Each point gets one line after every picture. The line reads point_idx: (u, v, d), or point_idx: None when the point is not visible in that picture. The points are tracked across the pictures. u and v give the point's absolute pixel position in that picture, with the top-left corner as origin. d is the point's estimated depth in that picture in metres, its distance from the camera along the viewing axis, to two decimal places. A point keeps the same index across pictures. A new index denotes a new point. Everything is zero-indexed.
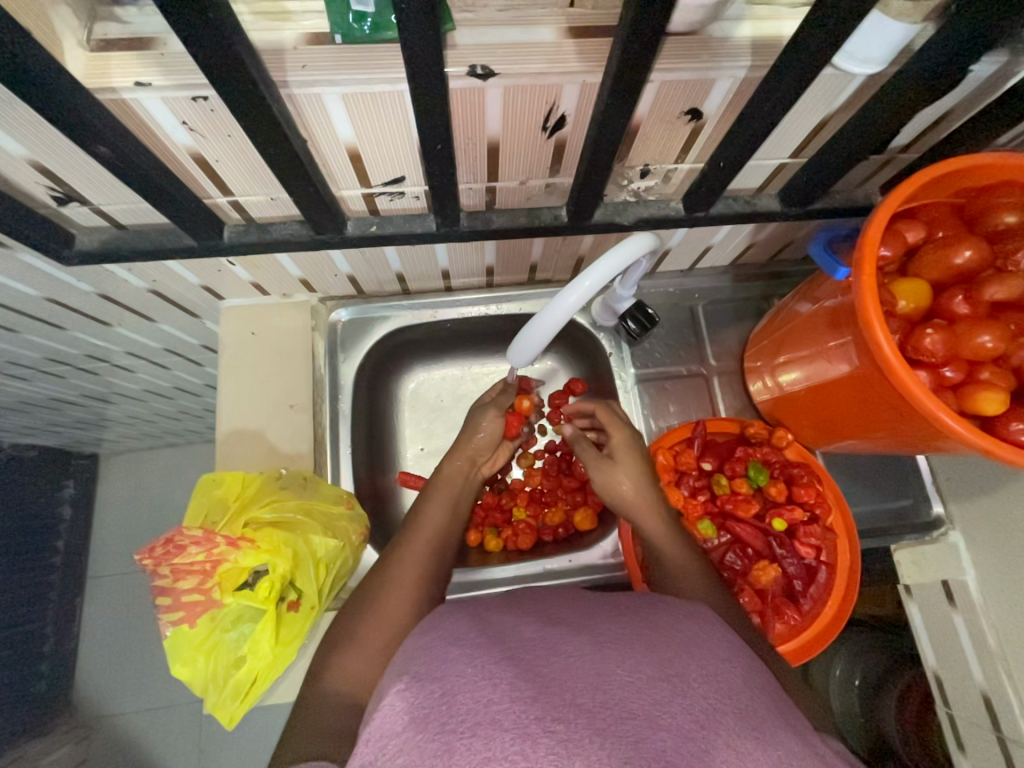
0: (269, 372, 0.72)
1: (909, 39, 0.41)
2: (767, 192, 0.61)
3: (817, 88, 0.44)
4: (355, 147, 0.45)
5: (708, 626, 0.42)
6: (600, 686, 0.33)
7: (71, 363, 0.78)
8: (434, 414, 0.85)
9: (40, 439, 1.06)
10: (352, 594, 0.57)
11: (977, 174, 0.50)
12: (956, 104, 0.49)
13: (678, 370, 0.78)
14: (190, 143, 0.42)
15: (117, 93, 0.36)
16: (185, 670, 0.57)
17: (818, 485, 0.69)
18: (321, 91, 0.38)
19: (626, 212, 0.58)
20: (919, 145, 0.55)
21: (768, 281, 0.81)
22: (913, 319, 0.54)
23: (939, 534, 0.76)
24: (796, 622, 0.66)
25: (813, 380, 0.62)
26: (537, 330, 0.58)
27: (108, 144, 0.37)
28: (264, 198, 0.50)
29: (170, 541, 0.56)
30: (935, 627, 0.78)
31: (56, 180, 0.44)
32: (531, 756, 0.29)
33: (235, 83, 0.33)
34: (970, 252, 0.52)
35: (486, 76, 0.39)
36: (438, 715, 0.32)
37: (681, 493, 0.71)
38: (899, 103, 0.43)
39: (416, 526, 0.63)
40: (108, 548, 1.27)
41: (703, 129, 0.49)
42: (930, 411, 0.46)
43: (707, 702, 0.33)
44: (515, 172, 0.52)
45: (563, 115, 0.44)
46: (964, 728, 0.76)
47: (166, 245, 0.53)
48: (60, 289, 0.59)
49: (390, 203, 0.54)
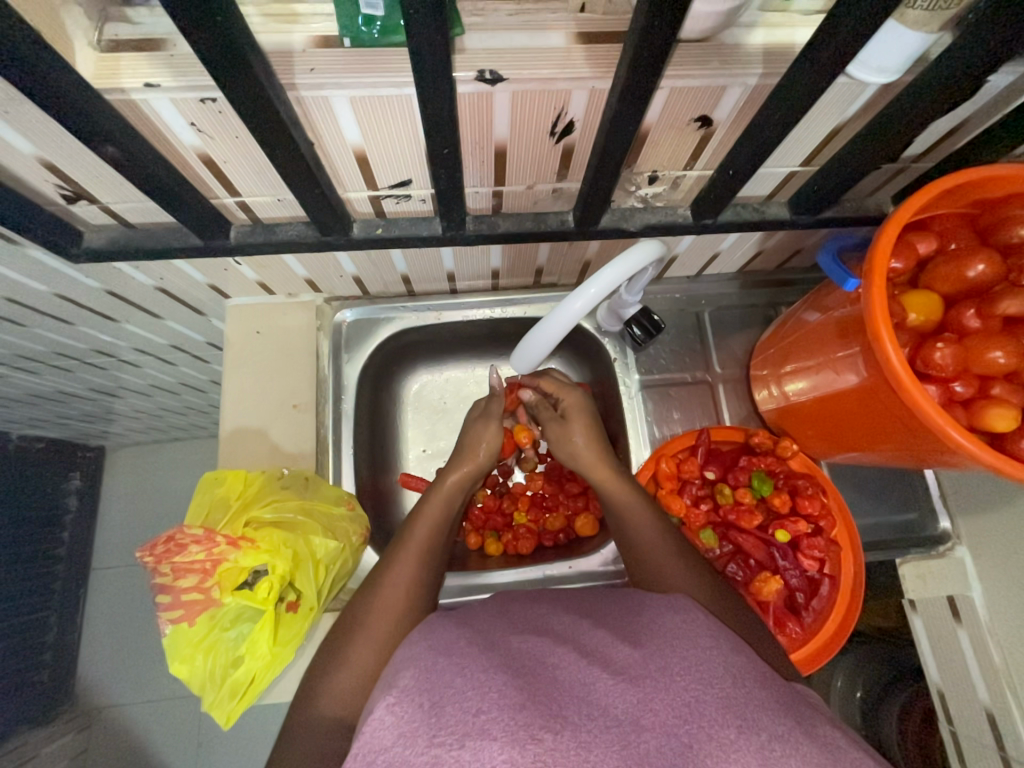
0: (273, 370, 0.72)
1: (925, 49, 0.40)
2: (776, 200, 0.60)
3: (831, 95, 0.44)
4: (362, 150, 0.45)
5: (707, 633, 0.42)
6: (587, 697, 0.36)
7: (78, 357, 0.78)
8: (437, 416, 0.85)
9: (47, 431, 1.06)
10: (347, 610, 0.56)
11: (991, 186, 0.49)
12: (971, 115, 0.48)
13: (682, 376, 0.78)
14: (197, 144, 0.42)
15: (125, 94, 0.36)
16: (183, 668, 0.57)
17: (823, 497, 0.68)
18: (329, 94, 0.38)
19: (633, 217, 0.58)
20: (932, 155, 0.54)
21: (775, 289, 0.80)
22: (922, 332, 0.54)
23: (945, 549, 0.75)
24: (798, 634, 0.66)
25: (820, 390, 0.62)
26: (543, 335, 0.57)
27: (116, 145, 0.37)
28: (270, 199, 0.50)
29: (171, 539, 0.56)
30: (938, 641, 0.78)
31: (66, 178, 0.44)
32: (519, 761, 0.31)
33: (243, 87, 0.33)
34: (984, 265, 0.51)
35: (494, 81, 0.38)
36: (426, 729, 0.33)
37: (683, 502, 0.71)
38: (911, 113, 0.42)
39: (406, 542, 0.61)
40: (112, 540, 1.27)
41: (713, 136, 0.48)
42: (940, 427, 0.46)
43: (688, 695, 0.35)
44: (523, 177, 0.51)
45: (572, 121, 0.44)
46: (966, 743, 0.76)
47: (173, 244, 0.53)
48: (68, 285, 0.60)
49: (397, 206, 0.54)
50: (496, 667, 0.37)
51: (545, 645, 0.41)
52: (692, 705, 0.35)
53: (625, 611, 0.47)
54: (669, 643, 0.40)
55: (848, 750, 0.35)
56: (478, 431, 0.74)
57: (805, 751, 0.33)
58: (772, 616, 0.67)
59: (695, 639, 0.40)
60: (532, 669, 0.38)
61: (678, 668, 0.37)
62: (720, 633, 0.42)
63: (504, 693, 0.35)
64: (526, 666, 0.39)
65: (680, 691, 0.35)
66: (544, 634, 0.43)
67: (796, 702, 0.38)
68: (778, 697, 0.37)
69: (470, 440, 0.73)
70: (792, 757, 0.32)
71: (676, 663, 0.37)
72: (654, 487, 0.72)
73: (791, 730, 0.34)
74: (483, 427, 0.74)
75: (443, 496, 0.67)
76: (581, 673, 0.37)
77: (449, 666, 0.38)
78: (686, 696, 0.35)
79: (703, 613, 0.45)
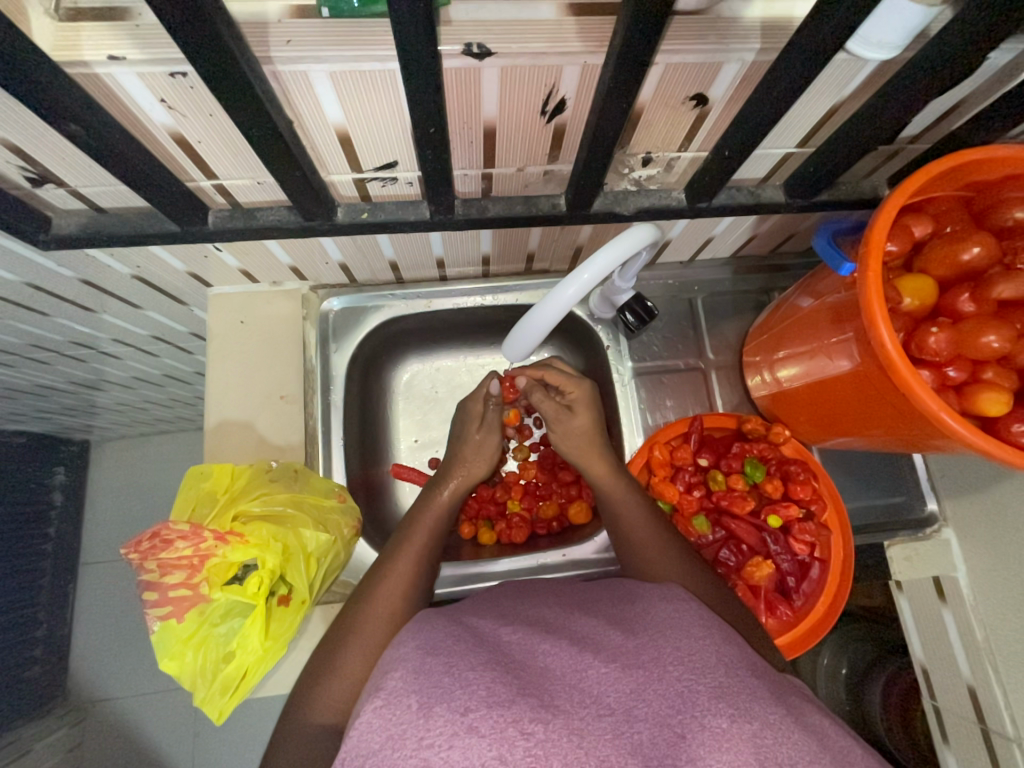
0: (259, 361, 0.70)
1: (927, 23, 0.39)
2: (771, 183, 0.59)
3: (829, 72, 0.42)
4: (345, 130, 0.43)
5: (702, 620, 0.41)
6: (577, 684, 0.35)
7: (56, 349, 0.76)
8: (428, 405, 0.83)
9: (28, 425, 1.04)
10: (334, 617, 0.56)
11: (986, 167, 0.48)
12: (970, 93, 0.47)
13: (675, 364, 0.77)
14: (169, 122, 0.40)
15: (88, 67, 0.34)
16: (173, 665, 0.55)
17: (815, 482, 0.67)
18: (307, 69, 0.36)
19: (626, 201, 0.57)
20: (929, 136, 0.53)
21: (768, 274, 0.79)
22: (917, 317, 0.53)
23: (932, 531, 0.75)
24: (788, 617, 0.66)
25: (812, 377, 0.61)
26: (534, 323, 0.56)
27: (79, 122, 0.35)
28: (250, 182, 0.49)
29: (157, 536, 0.55)
30: (923, 619, 0.79)
31: (27, 159, 0.42)
32: (509, 758, 0.31)
33: (213, 57, 0.31)
34: (979, 248, 0.50)
35: (482, 55, 0.37)
36: (415, 730, 0.33)
37: (676, 489, 0.71)
38: (910, 92, 0.41)
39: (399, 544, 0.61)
40: (100, 534, 1.26)
41: (709, 114, 0.47)
42: (933, 412, 0.45)
43: (681, 684, 0.35)
44: (513, 159, 0.50)
45: (563, 98, 0.42)
46: (950, 720, 0.76)
47: (148, 229, 0.51)
48: (39, 274, 0.57)
49: (382, 189, 0.52)
50: (486, 664, 0.37)
51: (536, 636, 0.40)
52: (686, 695, 0.34)
53: (617, 601, 0.47)
54: (662, 633, 0.39)
55: (838, 738, 0.35)
56: (472, 432, 0.73)
57: (797, 739, 0.32)
58: (763, 599, 0.67)
59: (687, 629, 0.39)
60: (523, 663, 0.37)
61: (671, 658, 0.36)
62: (714, 622, 0.41)
63: (492, 688, 0.34)
64: (518, 659, 0.38)
65: (673, 681, 0.35)
66: (536, 626, 0.42)
67: (786, 690, 0.38)
68: (770, 685, 0.37)
69: (465, 441, 0.73)
70: (783, 746, 0.32)
71: (669, 654, 0.37)
72: (648, 474, 0.71)
73: (783, 718, 0.33)
74: (476, 429, 0.73)
75: (438, 502, 0.67)
76: (573, 661, 0.37)
77: (439, 664, 0.37)
78: (679, 686, 0.35)
79: (694, 602, 0.44)
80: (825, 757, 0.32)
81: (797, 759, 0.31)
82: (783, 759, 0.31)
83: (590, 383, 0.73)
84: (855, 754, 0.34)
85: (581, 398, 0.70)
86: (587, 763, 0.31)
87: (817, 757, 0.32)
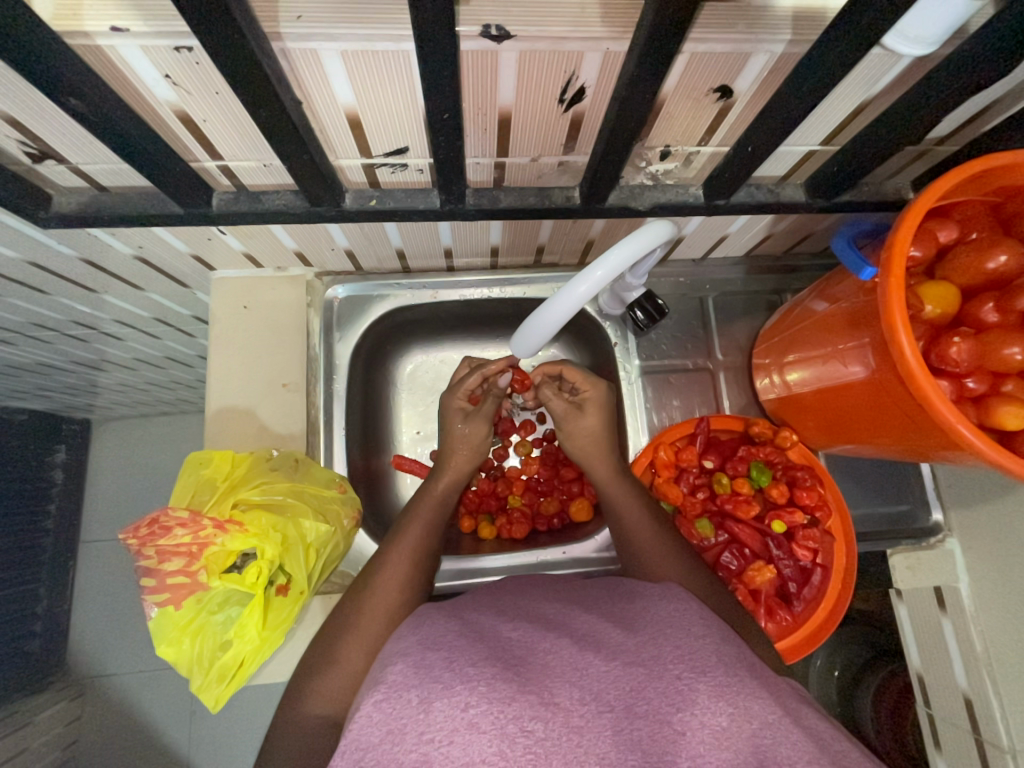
0: (261, 347, 0.69)
1: (967, 19, 0.37)
2: (791, 182, 0.58)
3: (861, 67, 0.41)
4: (355, 112, 0.42)
5: (706, 620, 0.40)
6: (578, 680, 0.34)
7: (57, 328, 0.75)
8: (431, 397, 0.82)
9: (29, 403, 1.03)
10: (330, 615, 0.55)
11: (1018, 171, 0.47)
12: (1004, 94, 0.45)
13: (682, 364, 0.76)
14: (173, 99, 0.39)
15: (91, 39, 0.33)
16: (170, 651, 0.55)
17: (819, 488, 0.67)
18: (318, 47, 0.35)
19: (642, 196, 0.55)
20: (958, 137, 0.51)
21: (781, 275, 0.78)
22: (938, 325, 0.52)
23: (936, 540, 0.73)
24: (788, 622, 0.65)
25: (823, 382, 0.60)
26: (546, 318, 0.55)
27: (80, 98, 0.34)
28: (256, 165, 0.48)
29: (155, 522, 0.54)
30: (922, 629, 0.78)
31: (28, 135, 0.41)
32: (509, 756, 0.30)
33: (224, 35, 0.30)
34: (1005, 256, 0.49)
35: (500, 38, 0.35)
36: (415, 725, 0.32)
37: (680, 490, 0.70)
38: (943, 92, 0.40)
39: (394, 542, 0.60)
40: (99, 513, 1.25)
41: (732, 107, 0.45)
42: (949, 424, 0.44)
43: (681, 682, 0.34)
44: (528, 148, 0.48)
45: (582, 87, 0.41)
46: (944, 729, 0.75)
47: (150, 210, 0.50)
48: (41, 252, 0.56)
49: (392, 176, 0.51)
50: (486, 659, 0.35)
51: (537, 632, 0.39)
52: (685, 692, 0.33)
53: (619, 598, 0.46)
54: (663, 631, 0.38)
55: (836, 741, 0.34)
56: (460, 427, 0.71)
57: (796, 740, 0.32)
58: (763, 604, 0.66)
59: (689, 628, 0.38)
60: (523, 659, 0.36)
61: (672, 656, 0.35)
62: (714, 621, 0.40)
63: (493, 683, 0.33)
64: (517, 655, 0.37)
65: (673, 679, 0.34)
66: (537, 622, 0.41)
67: (786, 692, 0.37)
68: (770, 685, 0.36)
69: (453, 433, 0.70)
70: (782, 745, 0.31)
71: (670, 652, 0.36)
72: (651, 474, 0.70)
73: (782, 718, 0.33)
74: (458, 421, 0.71)
75: (434, 498, 0.65)
76: (574, 657, 0.36)
77: (439, 659, 0.36)
78: (679, 685, 0.34)
79: (697, 602, 0.43)
80: (825, 758, 0.32)
81: (796, 758, 0.31)
82: (783, 759, 0.31)
83: (611, 384, 0.72)
84: (855, 758, 0.33)
85: (595, 397, 0.68)
86: (586, 761, 0.31)
87: (815, 758, 0.32)
